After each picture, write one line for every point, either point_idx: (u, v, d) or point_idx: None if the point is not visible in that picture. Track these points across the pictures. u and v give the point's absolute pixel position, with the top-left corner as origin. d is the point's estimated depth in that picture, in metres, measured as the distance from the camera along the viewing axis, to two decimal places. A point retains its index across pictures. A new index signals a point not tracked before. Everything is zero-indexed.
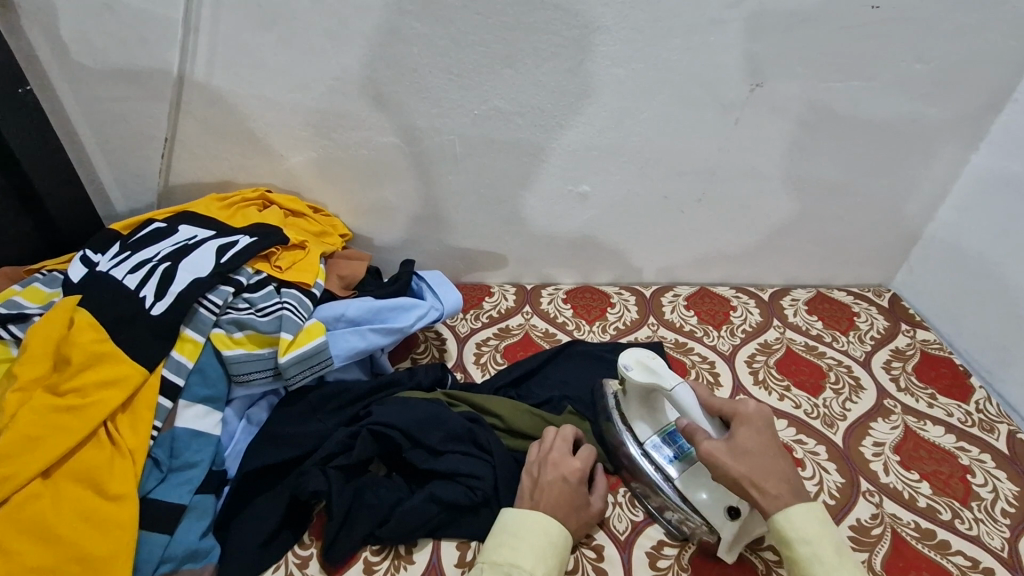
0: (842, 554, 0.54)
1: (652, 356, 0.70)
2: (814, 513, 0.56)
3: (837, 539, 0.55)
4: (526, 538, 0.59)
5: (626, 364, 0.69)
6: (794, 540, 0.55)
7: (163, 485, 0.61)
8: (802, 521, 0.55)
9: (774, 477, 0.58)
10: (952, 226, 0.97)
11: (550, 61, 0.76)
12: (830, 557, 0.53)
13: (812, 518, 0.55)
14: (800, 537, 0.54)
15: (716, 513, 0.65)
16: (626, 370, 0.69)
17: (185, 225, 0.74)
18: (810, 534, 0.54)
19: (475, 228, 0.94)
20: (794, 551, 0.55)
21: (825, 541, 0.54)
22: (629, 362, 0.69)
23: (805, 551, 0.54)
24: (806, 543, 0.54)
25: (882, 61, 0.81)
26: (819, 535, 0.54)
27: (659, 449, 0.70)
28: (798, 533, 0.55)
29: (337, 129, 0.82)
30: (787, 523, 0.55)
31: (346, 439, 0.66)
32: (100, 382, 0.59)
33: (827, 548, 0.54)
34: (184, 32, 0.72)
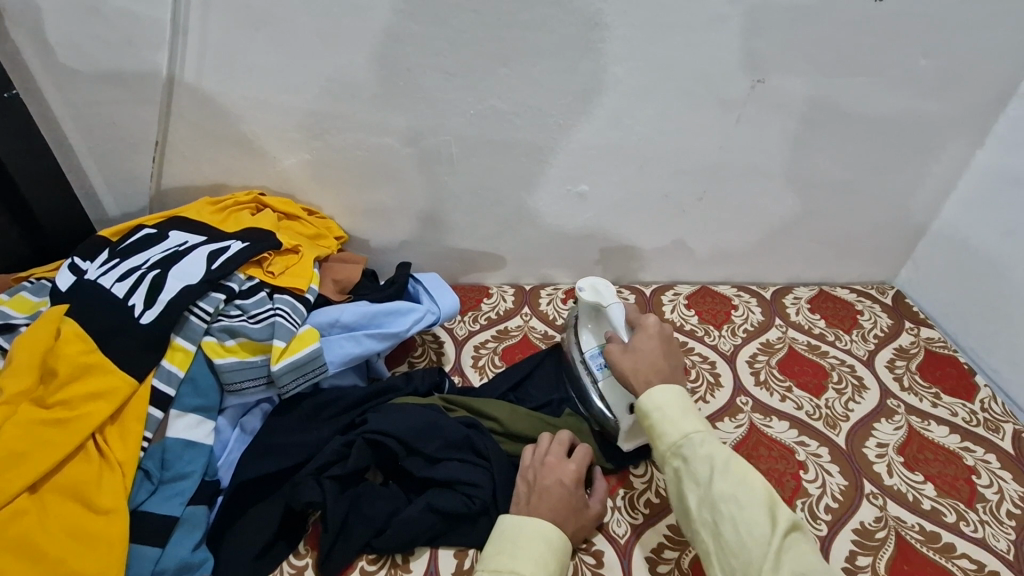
0: (687, 411, 0.61)
1: (605, 282, 0.78)
2: (668, 386, 0.64)
3: (687, 403, 0.63)
4: (526, 547, 0.58)
5: (580, 285, 0.78)
6: (649, 410, 0.62)
7: (154, 497, 0.60)
8: (657, 391, 0.63)
9: (652, 368, 0.67)
10: (958, 222, 0.96)
11: (548, 59, 0.75)
12: (677, 415, 0.61)
13: (666, 389, 0.63)
14: (652, 403, 0.62)
15: (619, 406, 0.73)
16: (579, 290, 0.78)
17: (176, 230, 0.73)
18: (661, 399, 0.62)
19: (472, 230, 0.93)
20: (649, 416, 0.62)
21: (674, 404, 0.62)
22: (583, 284, 0.78)
23: (656, 415, 0.62)
24: (658, 408, 0.62)
25: (886, 56, 0.79)
26: (669, 400, 0.62)
27: (595, 358, 0.77)
28: (651, 401, 0.62)
29: (331, 130, 0.80)
30: (644, 397, 0.63)
31: (341, 448, 0.65)
32: (88, 394, 0.58)
33: (674, 407, 0.62)
34: (172, 34, 0.71)
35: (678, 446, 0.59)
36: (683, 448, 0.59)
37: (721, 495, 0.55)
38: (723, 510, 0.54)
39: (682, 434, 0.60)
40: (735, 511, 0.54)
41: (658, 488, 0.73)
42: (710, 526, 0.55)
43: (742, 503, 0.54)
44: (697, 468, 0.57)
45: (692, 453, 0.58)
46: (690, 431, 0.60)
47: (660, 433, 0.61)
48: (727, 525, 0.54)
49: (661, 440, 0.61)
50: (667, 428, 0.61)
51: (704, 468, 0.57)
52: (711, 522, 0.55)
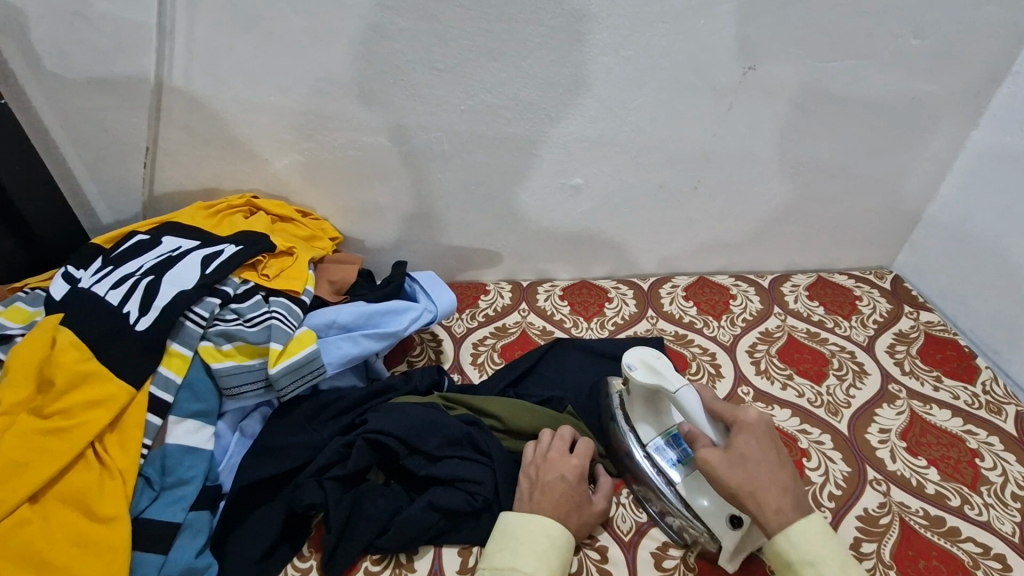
0: (848, 569, 0.53)
1: (655, 354, 0.68)
2: (816, 530, 0.54)
3: (845, 559, 0.53)
4: (526, 543, 0.58)
5: (629, 364, 0.68)
6: (799, 566, 0.53)
7: (156, 504, 0.60)
8: (806, 543, 0.54)
9: (776, 490, 0.57)
10: (955, 204, 0.95)
11: (537, 51, 0.74)
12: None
13: (812, 535, 0.54)
14: (805, 560, 0.53)
15: (719, 519, 0.63)
16: (630, 369, 0.67)
17: (169, 236, 0.73)
18: (814, 554, 0.53)
19: (468, 227, 0.93)
20: (800, 574, 0.53)
21: (830, 558, 0.53)
22: (632, 361, 0.67)
23: (811, 572, 0.53)
24: (812, 565, 0.53)
25: (879, 39, 0.79)
26: (825, 555, 0.53)
27: (661, 452, 0.69)
28: (801, 555, 0.53)
29: (322, 130, 0.80)
30: (793, 548, 0.54)
31: (341, 449, 0.65)
32: (86, 402, 0.58)
33: (833, 566, 0.52)
34: (159, 37, 0.70)
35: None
36: None
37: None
38: None
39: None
40: None
41: None
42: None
43: None
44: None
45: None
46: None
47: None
48: None
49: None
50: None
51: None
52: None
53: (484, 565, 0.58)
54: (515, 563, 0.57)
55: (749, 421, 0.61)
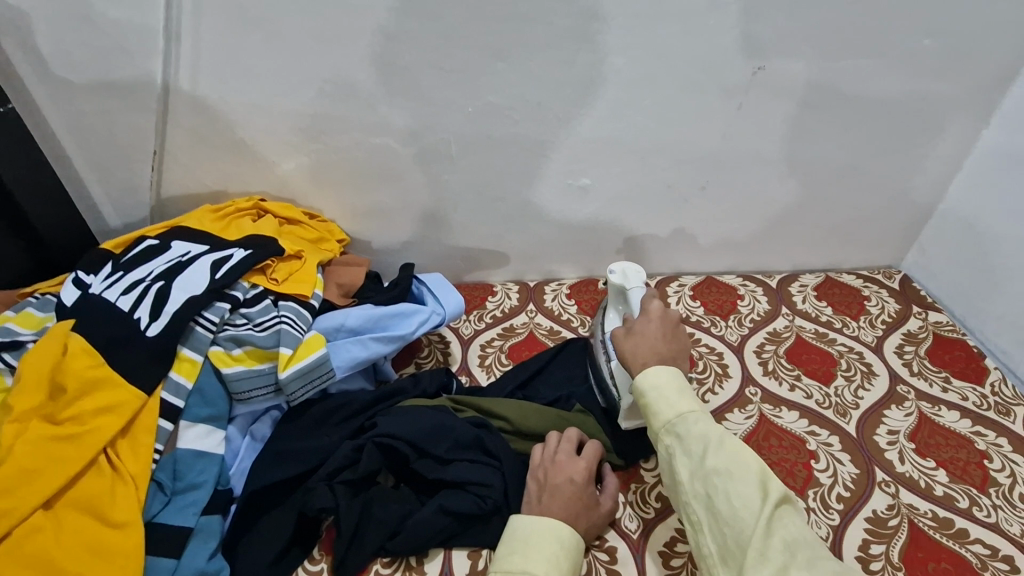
0: (681, 387, 0.60)
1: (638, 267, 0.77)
2: (665, 364, 0.62)
3: (683, 382, 0.61)
4: (536, 546, 0.58)
5: (611, 267, 0.78)
6: (643, 388, 0.61)
7: (168, 509, 0.60)
8: (653, 372, 0.62)
9: (649, 351, 0.65)
10: (964, 203, 0.94)
11: (545, 52, 0.74)
12: (671, 391, 0.60)
13: (663, 369, 0.62)
14: (648, 381, 0.61)
15: (622, 385, 0.73)
16: (608, 272, 0.77)
17: (178, 240, 0.73)
18: (656, 377, 0.61)
19: (475, 228, 0.93)
20: (643, 394, 0.61)
21: (670, 381, 0.61)
22: (615, 266, 0.78)
23: (650, 393, 0.61)
24: (652, 386, 0.61)
25: (889, 38, 0.78)
26: (665, 378, 0.61)
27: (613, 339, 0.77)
28: (645, 377, 0.62)
29: (329, 132, 0.80)
30: (641, 377, 0.62)
31: (351, 453, 0.65)
32: (98, 409, 0.58)
33: (667, 384, 0.60)
34: (166, 41, 0.70)
35: (671, 423, 0.58)
36: (676, 425, 0.58)
37: (715, 468, 0.54)
38: (718, 486, 0.53)
39: (676, 412, 0.59)
40: (728, 486, 0.53)
41: None
42: (701, 497, 0.54)
43: (737, 481, 0.53)
44: (691, 443, 0.56)
45: (685, 431, 0.57)
46: (683, 408, 0.59)
47: (654, 412, 0.60)
48: (722, 500, 0.53)
49: (655, 418, 0.60)
50: (659, 404, 0.60)
51: (699, 444, 0.56)
52: (704, 492, 0.54)
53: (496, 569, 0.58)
54: (528, 567, 0.57)
55: (652, 306, 0.70)
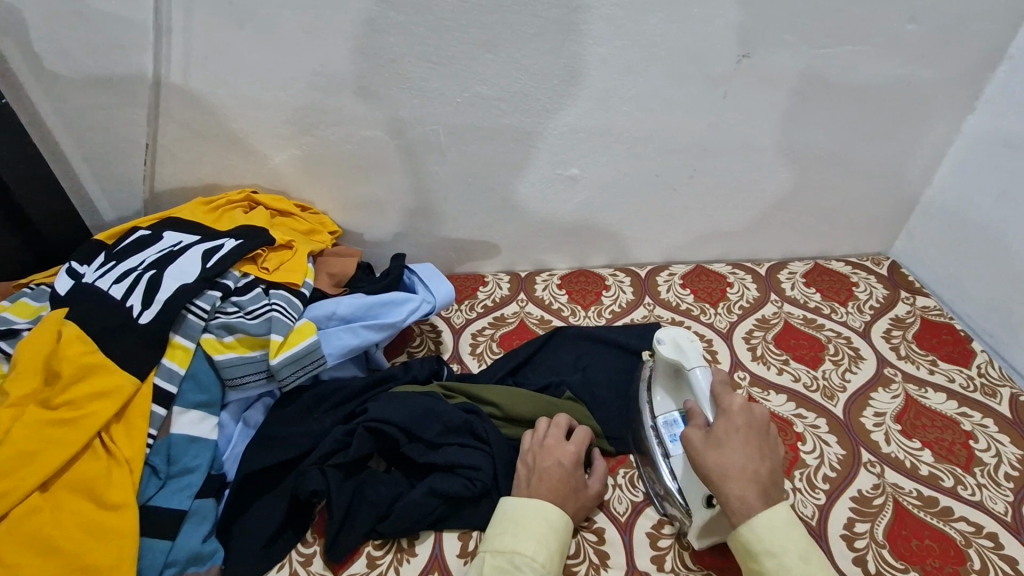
0: (810, 560, 0.54)
1: (688, 336, 0.71)
2: (780, 524, 0.56)
3: (804, 547, 0.55)
4: (526, 526, 0.59)
5: (660, 337, 0.72)
6: (759, 555, 0.55)
7: (163, 492, 0.61)
8: (768, 532, 0.55)
9: (745, 477, 0.58)
10: (952, 188, 0.95)
11: (531, 42, 0.75)
12: (797, 566, 0.54)
13: (778, 530, 0.55)
14: (766, 550, 0.55)
15: (696, 495, 0.65)
16: (658, 343, 0.71)
17: (170, 231, 0.73)
18: (776, 546, 0.55)
19: (465, 218, 0.93)
20: (761, 565, 0.55)
21: (791, 550, 0.55)
22: (665, 338, 0.72)
23: (771, 563, 0.54)
24: (772, 556, 0.55)
25: (873, 24, 0.79)
26: (786, 546, 0.55)
27: (668, 426, 0.71)
28: (763, 545, 0.55)
29: (320, 124, 0.81)
30: (753, 538, 0.56)
31: (343, 438, 0.66)
32: (92, 394, 0.59)
33: (793, 557, 0.54)
34: (156, 35, 0.71)
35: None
36: None
37: None
38: None
39: None
40: None
41: None
42: None
43: None
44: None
45: None
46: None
47: None
48: None
49: None
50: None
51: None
52: None
53: (485, 549, 0.59)
54: (516, 546, 0.58)
55: (733, 408, 0.63)
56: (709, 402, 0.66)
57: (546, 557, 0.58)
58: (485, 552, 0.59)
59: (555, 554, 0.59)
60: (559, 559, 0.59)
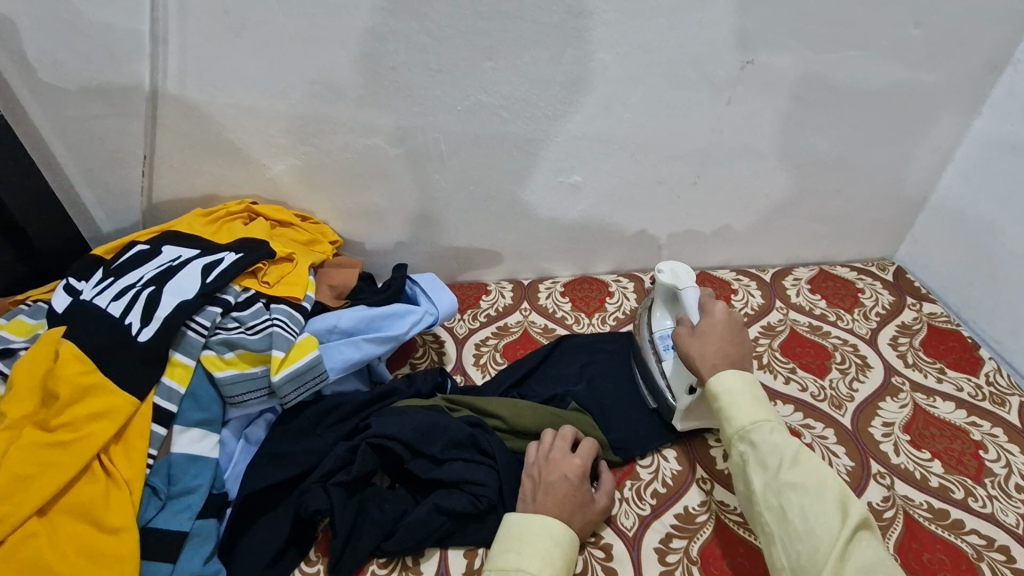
0: (757, 398, 0.62)
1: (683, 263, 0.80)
2: (739, 370, 0.64)
3: (757, 390, 0.63)
4: (531, 542, 0.59)
5: (660, 267, 0.79)
6: (716, 390, 0.63)
7: (163, 513, 0.60)
8: (727, 374, 0.63)
9: (718, 352, 0.66)
10: (957, 193, 0.94)
11: (533, 50, 0.74)
12: (746, 400, 0.62)
13: (735, 376, 0.63)
14: (721, 387, 0.63)
15: (680, 386, 0.74)
16: (658, 271, 0.79)
17: (168, 245, 0.72)
18: (730, 383, 0.63)
19: (467, 227, 0.92)
20: (716, 399, 0.63)
21: (744, 389, 0.62)
22: (663, 267, 0.79)
23: (724, 396, 0.62)
24: (726, 390, 0.63)
25: (878, 28, 0.78)
26: (739, 385, 0.63)
27: (663, 338, 0.78)
28: (719, 384, 0.63)
29: (319, 134, 0.80)
30: (714, 379, 0.64)
31: (346, 454, 0.65)
32: (90, 415, 0.58)
33: (743, 392, 0.62)
34: (153, 45, 0.70)
35: (745, 430, 0.60)
36: (751, 433, 0.59)
37: (790, 482, 0.55)
38: (793, 499, 0.55)
39: (751, 419, 0.60)
40: (803, 500, 0.54)
41: (664, 477, 0.73)
42: (774, 510, 0.56)
43: (814, 497, 0.54)
44: (765, 453, 0.58)
45: (760, 440, 0.59)
46: (758, 417, 0.60)
47: (727, 415, 0.62)
48: (796, 512, 0.54)
49: (728, 424, 0.61)
50: (735, 411, 0.61)
51: (773, 456, 0.57)
52: (777, 505, 0.56)
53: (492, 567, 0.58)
54: (525, 566, 0.57)
55: (718, 308, 0.71)
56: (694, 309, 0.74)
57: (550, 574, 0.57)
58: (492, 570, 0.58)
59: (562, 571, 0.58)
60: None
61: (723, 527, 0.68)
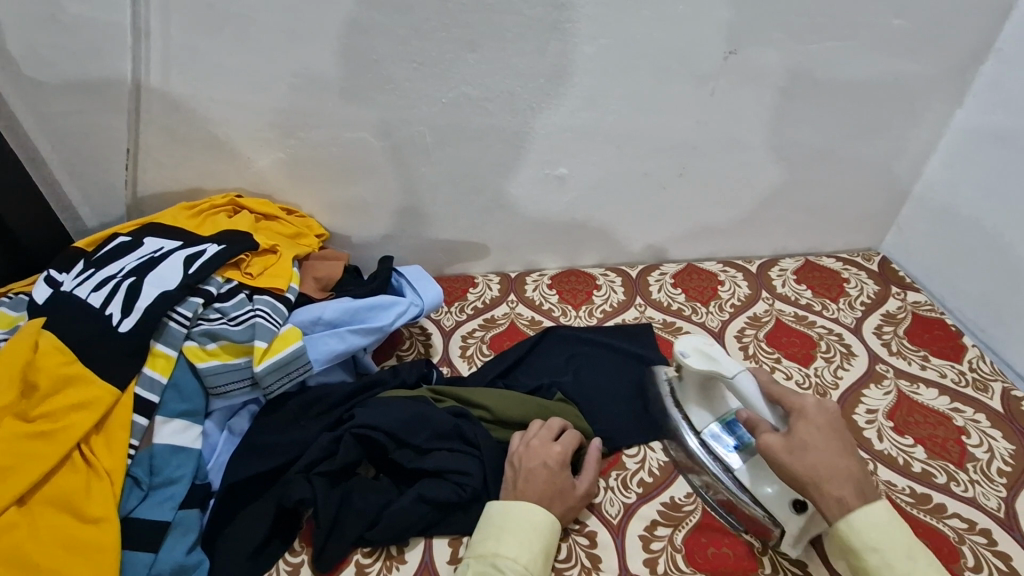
0: (915, 557, 0.53)
1: (706, 341, 0.71)
2: (880, 517, 0.55)
3: (909, 541, 0.54)
4: (510, 530, 0.59)
5: (683, 351, 0.71)
6: (860, 550, 0.54)
7: (145, 503, 0.60)
8: (868, 528, 0.54)
9: (840, 478, 0.57)
10: (941, 182, 0.95)
11: (515, 42, 0.74)
12: (904, 564, 0.53)
13: (879, 526, 0.54)
14: (868, 545, 0.54)
15: (783, 503, 0.64)
16: (683, 357, 0.71)
17: (150, 237, 0.72)
18: (879, 542, 0.54)
19: (453, 220, 0.92)
20: (863, 560, 0.54)
21: (896, 545, 0.53)
22: (687, 349, 0.71)
23: (873, 558, 0.53)
24: (875, 551, 0.53)
25: (859, 19, 0.78)
26: (889, 542, 0.53)
27: (717, 440, 0.71)
28: (864, 541, 0.54)
29: (304, 127, 0.80)
30: (853, 535, 0.54)
31: (330, 444, 0.65)
32: (70, 405, 0.58)
33: (897, 553, 0.53)
34: (135, 38, 0.70)
35: None
36: None
37: None
38: None
39: None
40: None
41: (651, 467, 0.73)
42: None
43: None
44: None
45: None
46: None
47: None
48: None
49: None
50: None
51: None
52: None
53: (472, 551, 0.59)
54: (501, 548, 0.58)
55: (809, 407, 0.62)
56: (758, 403, 0.64)
57: (528, 560, 0.57)
58: (471, 553, 0.59)
59: (539, 555, 0.58)
60: (543, 561, 0.58)
61: (709, 516, 0.68)
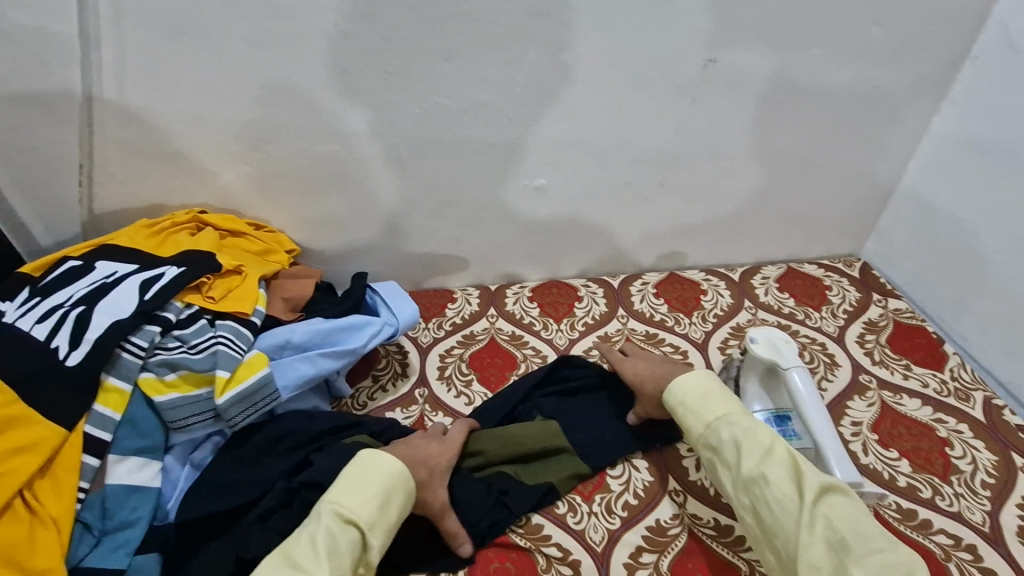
0: (710, 399, 0.68)
1: (783, 339, 0.76)
2: (688, 377, 0.71)
3: (708, 390, 0.69)
4: (343, 478, 0.59)
5: (753, 337, 0.76)
6: (673, 404, 0.70)
7: (96, 551, 0.57)
8: (678, 388, 0.70)
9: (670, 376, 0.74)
10: (918, 190, 0.95)
11: (489, 51, 0.71)
12: (699, 404, 0.68)
13: (685, 385, 0.70)
14: (677, 401, 0.70)
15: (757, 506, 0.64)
16: (751, 342, 0.76)
17: (103, 260, 0.68)
18: (684, 395, 0.69)
19: (429, 233, 0.89)
20: (676, 411, 0.70)
21: (694, 393, 0.69)
22: (759, 337, 0.76)
23: (681, 409, 0.69)
24: (681, 404, 0.69)
25: (838, 27, 0.77)
26: (691, 392, 0.69)
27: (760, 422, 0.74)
28: (675, 398, 0.70)
29: (269, 141, 0.76)
30: (669, 395, 0.70)
31: (285, 494, 0.61)
32: (10, 450, 0.54)
33: (693, 398, 0.69)
34: (84, 49, 0.65)
35: (704, 436, 0.67)
36: (709, 437, 0.66)
37: (750, 475, 0.61)
38: (756, 491, 0.60)
39: (705, 424, 0.67)
40: (765, 489, 0.60)
41: (636, 489, 0.71)
42: (749, 507, 0.61)
43: (771, 483, 0.60)
44: (725, 452, 0.64)
45: (717, 440, 0.65)
46: (712, 420, 0.67)
47: (688, 425, 0.68)
48: (762, 503, 0.60)
49: (690, 434, 0.68)
50: (693, 420, 0.68)
51: (732, 452, 0.64)
52: (750, 504, 0.61)
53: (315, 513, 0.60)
54: (328, 495, 0.58)
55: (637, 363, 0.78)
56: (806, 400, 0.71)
57: (359, 505, 0.57)
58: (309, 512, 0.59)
59: (372, 501, 0.58)
60: (378, 505, 0.58)
61: (695, 540, 0.67)
